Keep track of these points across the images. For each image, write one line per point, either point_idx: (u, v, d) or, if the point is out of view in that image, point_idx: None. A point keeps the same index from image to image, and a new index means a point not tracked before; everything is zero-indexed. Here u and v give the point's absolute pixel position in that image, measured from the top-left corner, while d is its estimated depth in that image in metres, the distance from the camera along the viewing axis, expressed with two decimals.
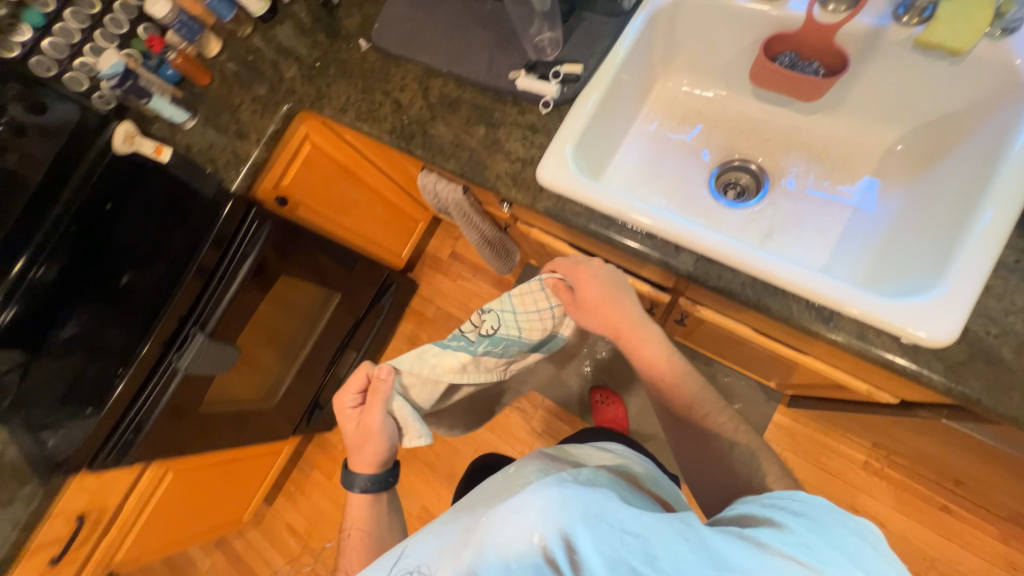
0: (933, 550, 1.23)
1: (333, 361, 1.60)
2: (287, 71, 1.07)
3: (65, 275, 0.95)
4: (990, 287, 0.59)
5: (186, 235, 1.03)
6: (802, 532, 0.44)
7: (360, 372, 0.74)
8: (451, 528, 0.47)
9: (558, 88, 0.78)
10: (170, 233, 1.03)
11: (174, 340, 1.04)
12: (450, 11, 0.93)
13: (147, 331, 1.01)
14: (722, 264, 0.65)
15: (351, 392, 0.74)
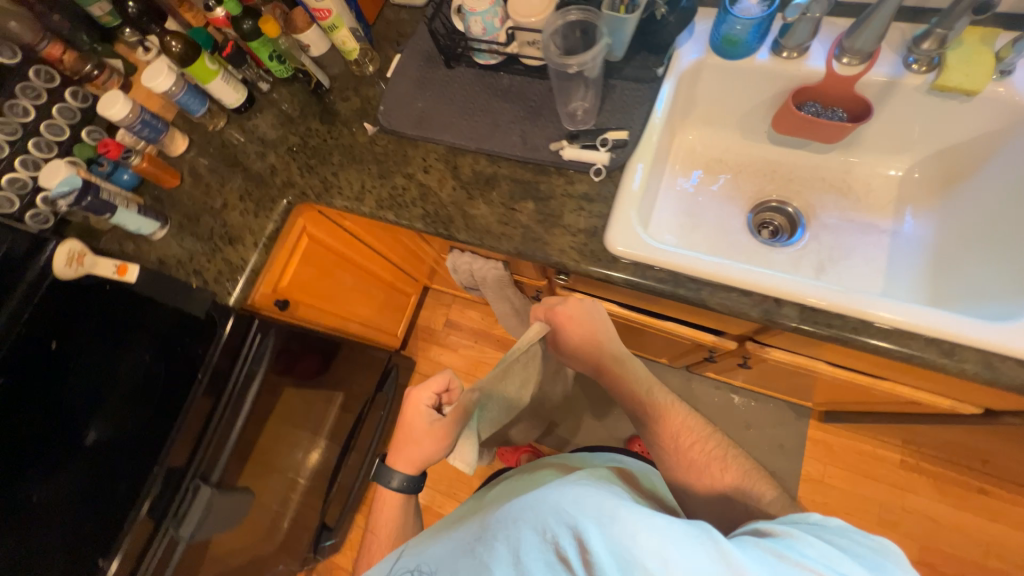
0: (987, 536, 1.26)
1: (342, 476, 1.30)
2: (280, 163, 0.96)
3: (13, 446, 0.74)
4: None
5: (173, 369, 0.84)
6: (824, 546, 0.48)
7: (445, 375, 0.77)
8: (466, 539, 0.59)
9: (608, 155, 0.77)
10: (151, 369, 0.84)
11: (166, 508, 0.81)
12: (466, 87, 0.90)
13: (131, 502, 0.78)
14: (830, 312, 0.64)
15: (430, 391, 0.77)
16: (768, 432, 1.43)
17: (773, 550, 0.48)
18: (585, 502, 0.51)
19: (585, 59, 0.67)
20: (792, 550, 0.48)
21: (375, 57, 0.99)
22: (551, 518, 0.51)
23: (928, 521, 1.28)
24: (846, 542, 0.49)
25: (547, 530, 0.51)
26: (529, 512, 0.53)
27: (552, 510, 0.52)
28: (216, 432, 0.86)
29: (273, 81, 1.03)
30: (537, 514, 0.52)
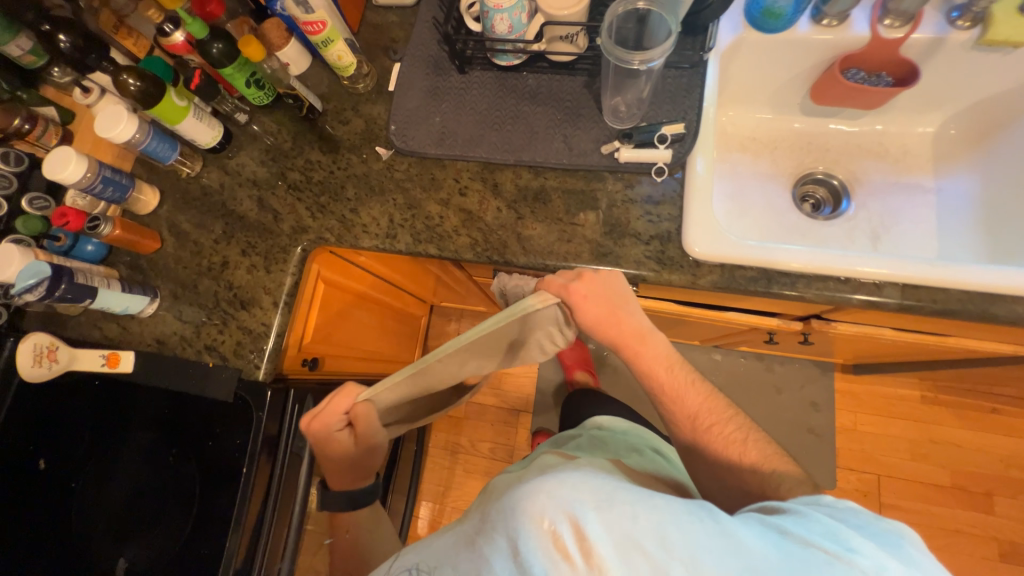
0: (1007, 451, 1.36)
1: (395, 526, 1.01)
2: (282, 206, 0.83)
3: None
4: None
5: (214, 462, 0.73)
6: (832, 522, 0.43)
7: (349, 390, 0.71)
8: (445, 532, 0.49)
9: (668, 152, 0.71)
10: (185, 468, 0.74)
11: None
12: (486, 93, 0.80)
13: None
14: (933, 287, 0.63)
15: (337, 411, 0.70)
16: (799, 391, 1.46)
17: (777, 528, 0.43)
18: (584, 485, 0.42)
19: (652, 54, 0.57)
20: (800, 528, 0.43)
21: (370, 70, 0.87)
22: (547, 501, 0.41)
23: (953, 448, 1.38)
24: (848, 513, 0.45)
25: (541, 516, 0.40)
26: (520, 498, 0.42)
27: (548, 493, 0.41)
28: (274, 527, 0.71)
29: (250, 110, 0.88)
30: (527, 498, 0.42)
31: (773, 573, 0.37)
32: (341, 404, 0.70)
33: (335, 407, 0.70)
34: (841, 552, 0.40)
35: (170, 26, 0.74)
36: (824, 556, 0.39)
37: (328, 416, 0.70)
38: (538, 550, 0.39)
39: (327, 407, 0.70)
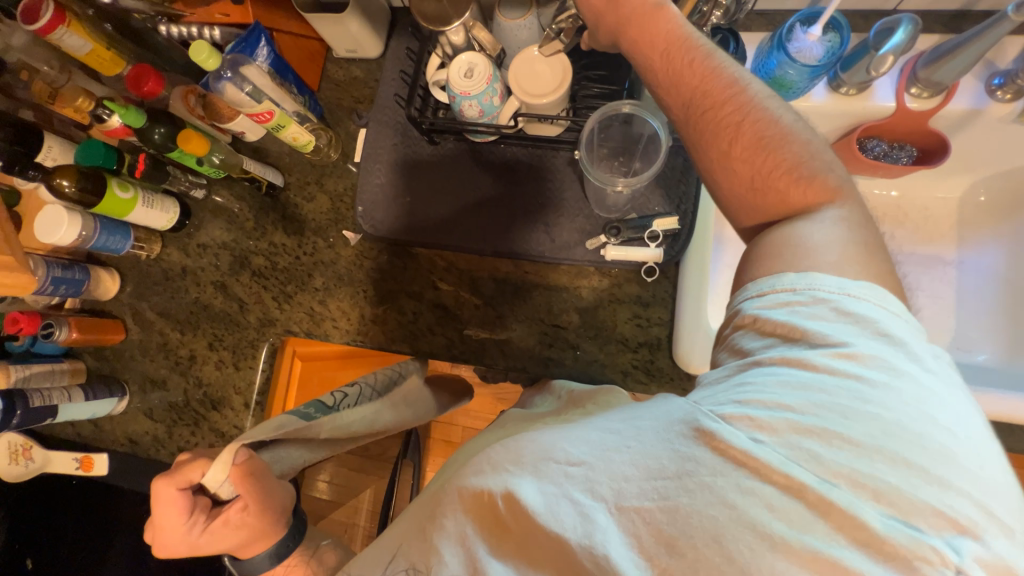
0: None
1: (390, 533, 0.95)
2: (249, 295, 0.78)
3: None
4: None
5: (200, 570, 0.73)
6: (833, 394, 0.31)
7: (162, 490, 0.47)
8: (421, 508, 0.48)
9: (660, 251, 0.64)
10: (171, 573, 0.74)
11: None
12: (460, 169, 0.73)
13: None
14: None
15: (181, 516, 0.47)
16: None
17: (694, 412, 0.34)
18: (523, 450, 0.39)
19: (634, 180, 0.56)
20: (733, 401, 0.33)
21: (334, 137, 0.78)
22: (489, 469, 0.39)
23: None
24: (822, 332, 0.33)
25: (479, 484, 0.39)
26: (463, 472, 0.41)
27: (490, 463, 0.40)
28: None
29: (208, 182, 0.81)
30: (472, 469, 0.41)
31: (694, 499, 0.30)
32: (169, 515, 0.47)
33: (167, 520, 0.47)
34: (754, 449, 0.30)
35: (104, 112, 0.67)
36: (734, 461, 0.30)
37: (170, 533, 0.47)
38: (476, 524, 0.39)
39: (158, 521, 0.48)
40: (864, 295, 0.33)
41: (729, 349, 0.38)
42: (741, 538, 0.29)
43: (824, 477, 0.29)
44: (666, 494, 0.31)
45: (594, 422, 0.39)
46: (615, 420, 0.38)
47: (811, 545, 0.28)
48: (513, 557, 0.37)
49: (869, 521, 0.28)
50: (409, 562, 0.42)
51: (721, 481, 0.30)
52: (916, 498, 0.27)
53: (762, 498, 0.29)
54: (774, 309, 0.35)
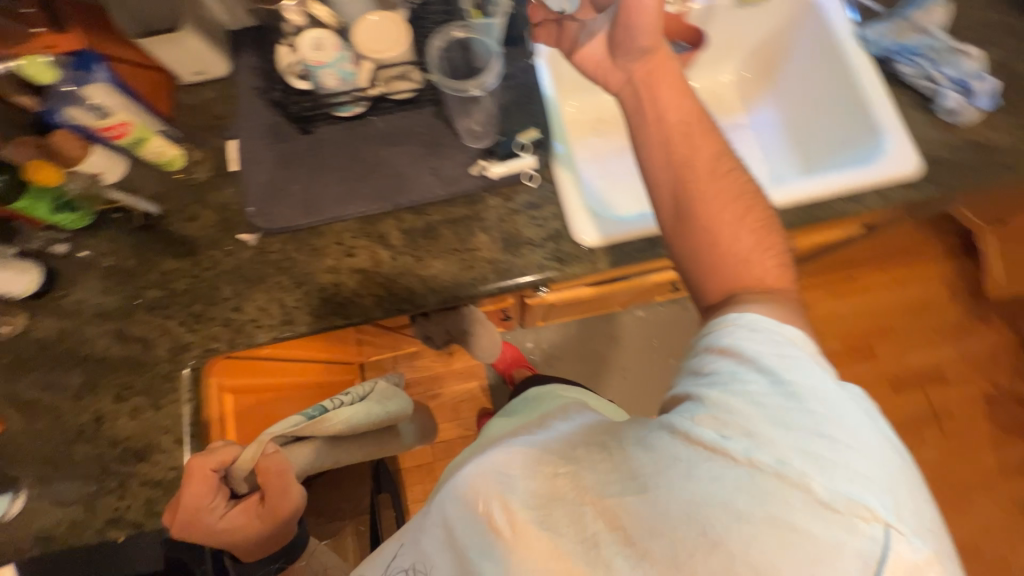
0: (874, 307, 1.65)
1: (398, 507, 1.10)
2: (150, 330, 0.73)
3: None
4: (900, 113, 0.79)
5: None
6: (760, 387, 0.47)
7: (198, 471, 0.62)
8: (415, 531, 0.62)
9: (532, 157, 0.75)
10: None
11: None
12: (339, 148, 0.78)
13: None
14: (783, 208, 0.75)
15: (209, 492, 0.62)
16: None
17: (668, 424, 0.48)
18: (524, 477, 0.52)
19: (484, 79, 0.62)
20: (701, 411, 0.47)
21: (204, 156, 0.80)
22: (487, 489, 0.52)
23: (838, 320, 1.64)
24: (766, 358, 0.49)
25: (477, 500, 0.52)
26: (469, 491, 0.54)
27: (482, 483, 0.53)
28: None
29: (72, 236, 0.76)
30: (470, 489, 0.54)
31: (678, 491, 0.44)
32: (200, 489, 0.61)
33: (197, 496, 0.61)
34: (720, 443, 0.45)
35: None
36: (705, 450, 0.45)
37: (196, 510, 0.61)
38: (484, 527, 0.51)
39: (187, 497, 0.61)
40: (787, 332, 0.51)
41: (692, 369, 0.54)
42: (714, 518, 0.42)
43: (774, 462, 0.43)
44: (653, 492, 0.45)
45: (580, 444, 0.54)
46: (600, 441, 0.52)
47: (772, 514, 0.41)
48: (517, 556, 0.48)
49: (816, 490, 0.41)
50: (409, 564, 0.60)
51: (684, 467, 0.45)
52: (847, 489, 0.41)
53: (734, 484, 0.43)
54: (723, 335, 0.53)
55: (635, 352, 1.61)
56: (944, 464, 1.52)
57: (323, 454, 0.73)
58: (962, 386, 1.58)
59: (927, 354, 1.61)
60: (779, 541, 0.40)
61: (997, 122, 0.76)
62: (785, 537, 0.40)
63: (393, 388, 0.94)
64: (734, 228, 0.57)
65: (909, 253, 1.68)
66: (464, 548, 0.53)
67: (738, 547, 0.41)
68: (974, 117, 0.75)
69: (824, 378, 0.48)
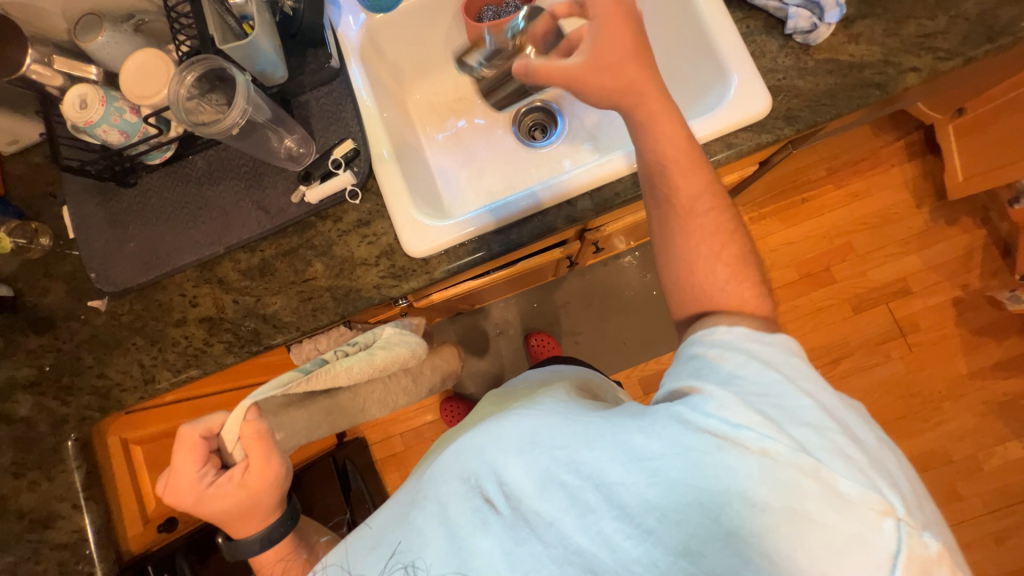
0: (829, 225, 1.56)
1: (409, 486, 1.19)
2: (30, 408, 0.76)
3: None
4: (751, 42, 0.70)
5: None
6: (760, 377, 0.45)
7: (191, 439, 0.59)
8: (393, 509, 0.57)
9: (349, 173, 0.71)
10: None
11: None
12: (165, 196, 0.75)
13: None
14: (620, 178, 0.71)
15: (199, 461, 0.59)
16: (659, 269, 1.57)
17: (679, 415, 0.44)
18: (521, 454, 0.49)
19: (238, 105, 0.59)
20: (715, 400, 0.44)
21: (40, 226, 0.78)
22: (478, 465, 0.51)
23: (790, 246, 1.56)
24: (758, 349, 0.48)
25: (472, 475, 0.51)
26: (457, 465, 0.52)
27: (473, 456, 0.52)
28: None
29: None
30: (465, 463, 0.52)
31: (681, 473, 0.42)
32: (191, 456, 0.59)
33: (187, 463, 0.59)
34: (730, 431, 0.42)
35: None
36: (716, 440, 0.42)
37: (185, 481, 0.58)
38: (477, 502, 0.49)
39: (178, 464, 0.59)
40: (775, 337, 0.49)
41: (688, 356, 0.51)
42: (729, 506, 0.40)
43: (790, 450, 0.40)
44: (667, 480, 0.42)
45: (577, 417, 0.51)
46: (597, 417, 0.49)
47: (789, 507, 0.39)
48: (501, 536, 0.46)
49: (834, 483, 0.39)
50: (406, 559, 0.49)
51: (696, 455, 0.42)
52: (867, 483, 0.39)
53: (749, 474, 0.40)
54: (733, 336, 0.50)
55: (582, 316, 1.59)
56: (911, 377, 1.49)
57: (314, 421, 0.75)
58: (928, 295, 1.51)
59: (889, 267, 1.53)
60: (797, 531, 0.39)
61: (860, 33, 0.67)
62: (804, 531, 0.39)
63: (404, 334, 0.79)
64: (709, 261, 0.56)
65: (864, 162, 1.56)
66: (458, 527, 0.48)
67: (756, 536, 0.39)
68: (826, 33, 0.66)
69: (817, 377, 0.47)
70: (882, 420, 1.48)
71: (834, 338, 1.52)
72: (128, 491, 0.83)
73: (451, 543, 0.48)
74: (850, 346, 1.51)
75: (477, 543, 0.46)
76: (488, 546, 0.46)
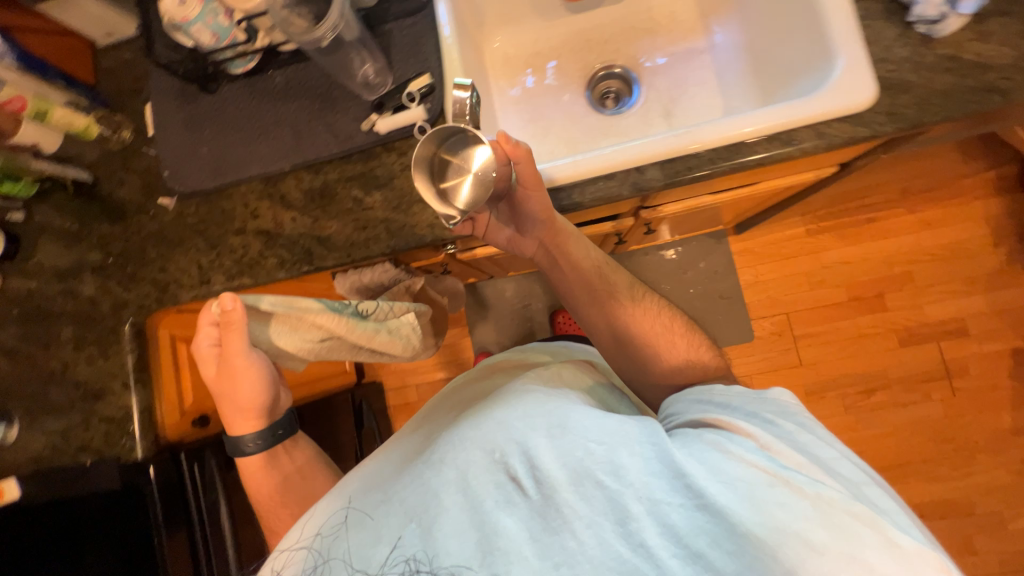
0: (891, 251, 1.47)
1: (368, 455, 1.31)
2: (96, 289, 0.81)
3: None
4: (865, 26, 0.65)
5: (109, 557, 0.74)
6: (788, 432, 0.50)
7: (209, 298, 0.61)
8: (389, 469, 0.53)
9: (421, 108, 0.71)
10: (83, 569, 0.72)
11: None
12: (242, 107, 0.76)
13: None
14: (694, 154, 0.68)
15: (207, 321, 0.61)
16: (702, 266, 1.52)
17: (719, 443, 0.47)
18: (556, 440, 0.48)
19: (330, 17, 0.60)
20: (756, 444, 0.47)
21: (123, 119, 0.82)
22: (500, 438, 0.49)
23: (844, 265, 1.48)
24: (775, 410, 0.53)
25: (495, 449, 0.48)
26: (476, 435, 0.50)
27: (495, 429, 0.50)
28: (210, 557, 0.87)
29: (25, 204, 0.81)
30: (485, 435, 0.49)
31: (732, 500, 0.42)
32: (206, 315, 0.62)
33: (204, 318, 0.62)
34: (781, 471, 0.44)
35: None
36: (766, 477, 0.43)
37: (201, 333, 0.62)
38: (501, 477, 0.47)
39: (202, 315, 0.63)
40: (771, 395, 0.55)
41: (715, 403, 0.56)
42: (788, 544, 0.40)
43: (846, 498, 0.42)
44: (715, 504, 0.42)
45: (612, 415, 0.50)
46: (636, 420, 0.49)
47: (849, 553, 0.39)
48: (525, 521, 0.44)
49: (891, 534, 0.40)
50: (409, 553, 0.44)
51: (748, 484, 0.43)
52: (917, 538, 0.41)
53: (805, 514, 0.41)
54: (756, 395, 0.56)
55: None
56: (947, 422, 1.42)
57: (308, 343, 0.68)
58: (984, 341, 1.42)
59: (949, 305, 1.44)
60: None
61: (991, 32, 0.61)
62: None
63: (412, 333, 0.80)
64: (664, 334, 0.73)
65: (945, 190, 1.45)
66: (479, 503, 0.46)
67: None
68: (955, 26, 0.61)
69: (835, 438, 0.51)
70: (906, 459, 1.42)
71: (874, 368, 1.45)
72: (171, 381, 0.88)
73: (473, 517, 0.45)
74: (888, 380, 1.44)
75: (500, 521, 0.44)
76: (513, 527, 0.44)
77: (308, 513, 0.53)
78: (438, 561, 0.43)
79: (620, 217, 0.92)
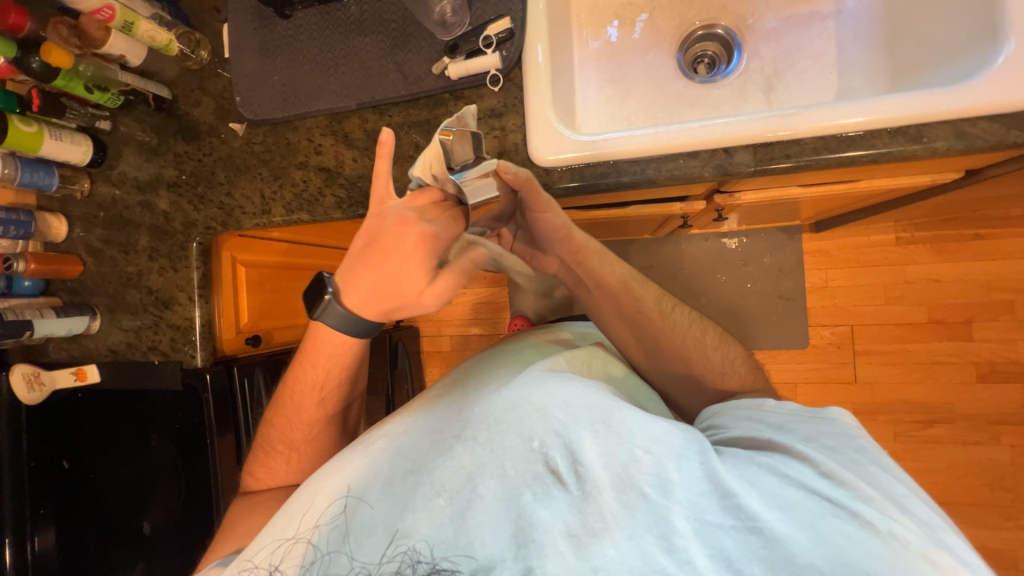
0: (992, 275, 1.29)
1: (392, 397, 1.37)
2: (170, 205, 0.85)
3: (114, 514, 0.90)
4: None
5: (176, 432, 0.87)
6: (858, 459, 0.48)
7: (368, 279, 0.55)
8: (421, 436, 0.57)
9: (497, 56, 0.66)
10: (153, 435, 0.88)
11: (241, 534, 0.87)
12: (315, 35, 0.74)
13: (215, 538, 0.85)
14: (800, 140, 0.60)
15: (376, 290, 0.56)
16: (766, 261, 1.40)
17: (773, 466, 0.49)
18: (602, 439, 0.49)
19: None
20: (814, 473, 0.47)
21: (202, 38, 0.82)
22: (540, 428, 0.51)
23: (933, 283, 1.32)
24: (830, 429, 0.52)
25: (534, 439, 0.50)
26: (513, 422, 0.52)
27: (536, 418, 0.52)
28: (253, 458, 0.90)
29: (111, 114, 0.85)
30: (524, 422, 0.51)
31: (791, 529, 0.43)
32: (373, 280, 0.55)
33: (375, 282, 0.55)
34: (846, 502, 0.44)
35: None
36: (829, 505, 0.44)
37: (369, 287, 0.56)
38: (542, 467, 0.49)
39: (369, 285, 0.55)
40: (829, 414, 0.54)
41: (768, 419, 0.56)
42: None
43: (917, 540, 0.42)
44: (772, 530, 0.43)
45: (658, 420, 0.52)
46: (684, 432, 0.51)
47: None
48: (559, 517, 0.46)
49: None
50: (421, 540, 0.48)
51: (807, 510, 0.44)
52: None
53: (871, 552, 0.41)
54: (817, 411, 0.55)
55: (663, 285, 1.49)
56: (1012, 469, 1.29)
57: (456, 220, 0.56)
58: None
59: None
60: None
61: None
62: None
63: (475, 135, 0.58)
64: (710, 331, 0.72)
65: None
66: (517, 494, 0.48)
67: None
68: None
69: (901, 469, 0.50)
70: (954, 499, 1.32)
71: (939, 399, 1.33)
72: (228, 299, 0.93)
73: (507, 508, 0.47)
74: (954, 413, 1.32)
75: (535, 513, 0.47)
76: (546, 517, 0.46)
77: (329, 467, 0.57)
78: (461, 547, 0.46)
79: (690, 198, 0.85)
